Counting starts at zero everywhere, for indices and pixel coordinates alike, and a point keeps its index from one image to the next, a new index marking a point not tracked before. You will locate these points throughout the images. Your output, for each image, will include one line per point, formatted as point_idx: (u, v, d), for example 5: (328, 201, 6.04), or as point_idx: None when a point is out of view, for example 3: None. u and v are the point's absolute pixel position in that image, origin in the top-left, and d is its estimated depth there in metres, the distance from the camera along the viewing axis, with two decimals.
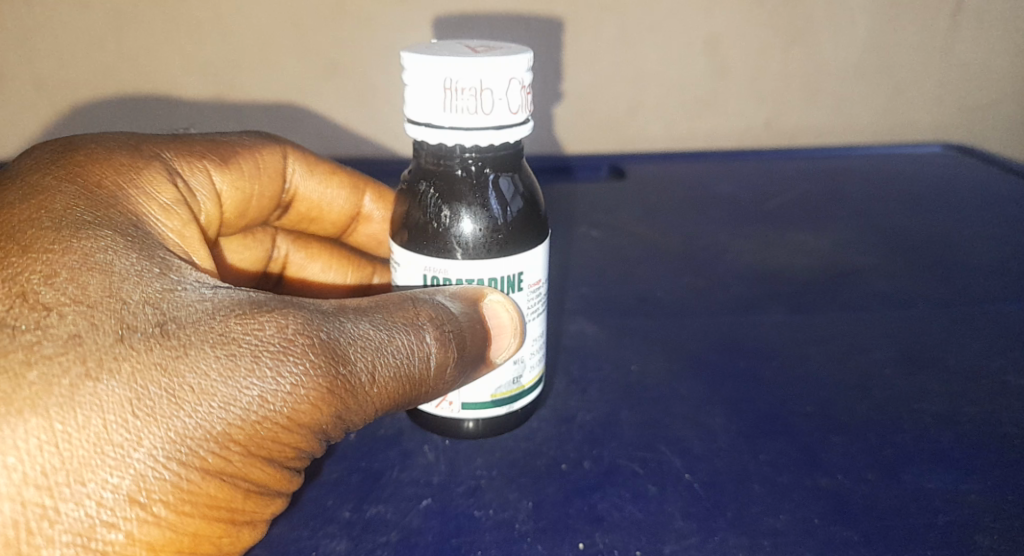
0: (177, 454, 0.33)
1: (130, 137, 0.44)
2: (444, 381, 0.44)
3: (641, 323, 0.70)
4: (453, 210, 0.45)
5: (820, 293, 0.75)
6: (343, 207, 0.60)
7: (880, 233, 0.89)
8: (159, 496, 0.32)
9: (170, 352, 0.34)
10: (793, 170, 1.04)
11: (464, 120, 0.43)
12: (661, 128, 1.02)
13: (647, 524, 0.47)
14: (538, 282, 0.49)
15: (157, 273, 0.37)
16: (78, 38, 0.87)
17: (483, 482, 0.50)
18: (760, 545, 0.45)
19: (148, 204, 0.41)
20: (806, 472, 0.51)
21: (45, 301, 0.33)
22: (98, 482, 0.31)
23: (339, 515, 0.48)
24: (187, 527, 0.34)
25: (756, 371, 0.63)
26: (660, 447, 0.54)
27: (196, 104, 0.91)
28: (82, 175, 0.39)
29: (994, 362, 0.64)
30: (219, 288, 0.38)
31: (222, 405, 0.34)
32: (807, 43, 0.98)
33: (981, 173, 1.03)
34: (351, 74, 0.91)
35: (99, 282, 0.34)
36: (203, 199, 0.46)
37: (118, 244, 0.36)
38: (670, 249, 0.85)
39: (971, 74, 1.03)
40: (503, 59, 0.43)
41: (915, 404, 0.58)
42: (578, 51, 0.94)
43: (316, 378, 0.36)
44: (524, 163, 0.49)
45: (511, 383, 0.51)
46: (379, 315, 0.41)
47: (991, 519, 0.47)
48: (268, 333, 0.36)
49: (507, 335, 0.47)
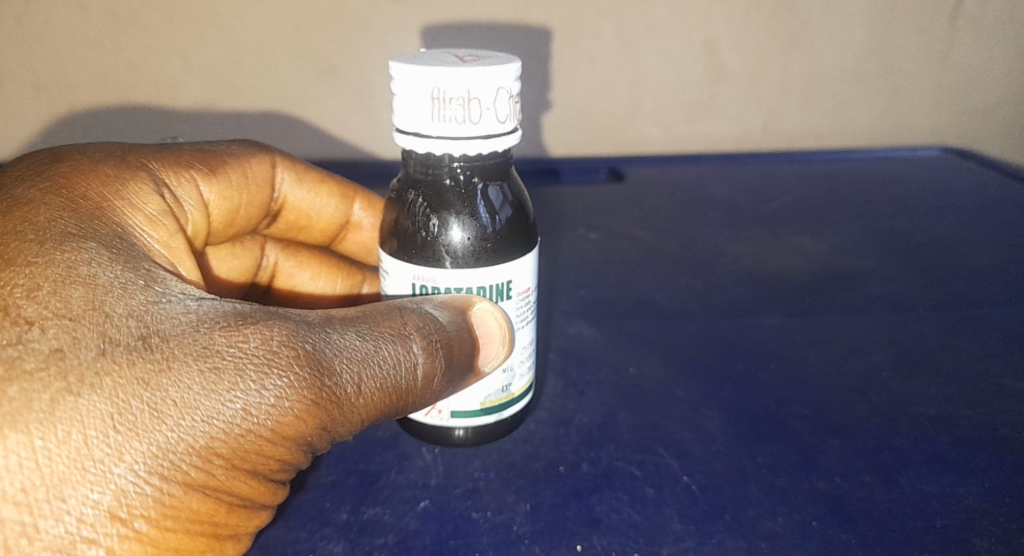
0: (159, 468, 0.33)
1: (117, 147, 0.44)
2: (431, 390, 0.44)
3: (638, 325, 0.70)
4: (442, 219, 0.45)
5: (818, 295, 0.75)
6: (332, 216, 0.60)
7: (879, 235, 0.88)
8: (141, 511, 0.32)
9: (153, 366, 0.34)
10: (791, 174, 1.04)
11: (452, 129, 0.43)
12: (659, 131, 1.02)
13: (645, 526, 0.47)
14: (527, 290, 0.49)
15: (141, 286, 0.36)
16: (75, 38, 0.86)
17: (481, 484, 0.50)
18: (756, 547, 0.45)
19: (134, 215, 0.41)
20: (803, 475, 0.51)
21: (27, 315, 0.33)
22: (79, 498, 0.31)
23: (336, 517, 0.48)
24: (169, 542, 0.33)
25: (754, 373, 0.62)
26: (658, 450, 0.54)
27: (194, 104, 0.91)
28: (67, 187, 0.39)
29: (992, 366, 0.63)
30: (204, 300, 0.38)
31: (205, 418, 0.34)
32: (805, 45, 0.98)
33: (979, 176, 1.03)
34: (348, 76, 0.91)
35: (81, 295, 0.34)
36: (190, 209, 0.46)
37: (102, 257, 0.36)
38: (668, 251, 0.85)
39: (969, 79, 1.03)
40: (491, 68, 0.42)
41: (912, 407, 0.58)
42: (576, 52, 0.94)
43: (302, 390, 0.36)
44: (513, 171, 0.49)
45: (501, 392, 0.51)
46: (366, 325, 0.41)
47: (987, 522, 0.47)
48: (252, 346, 0.36)
49: (495, 343, 0.47)
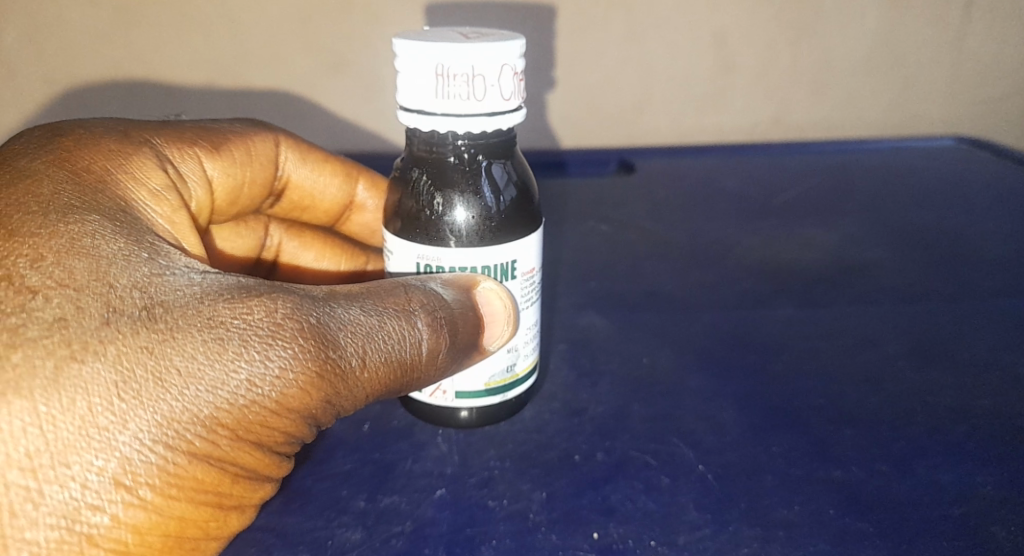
0: (164, 437, 0.33)
1: (121, 123, 0.45)
2: (436, 368, 0.44)
3: (649, 316, 0.70)
4: (446, 198, 0.45)
5: (831, 286, 0.74)
6: (336, 195, 0.60)
7: (891, 226, 0.87)
8: (145, 479, 0.32)
9: (158, 335, 0.34)
10: (801, 165, 1.03)
11: (456, 106, 0.43)
12: (668, 123, 1.02)
13: (661, 515, 0.47)
14: (532, 270, 0.49)
15: (145, 258, 0.37)
16: (89, 37, 0.88)
17: (496, 473, 0.50)
18: (773, 536, 0.45)
19: (138, 190, 0.41)
20: (819, 464, 0.50)
21: (31, 284, 0.33)
22: (83, 464, 0.31)
23: (353, 505, 0.47)
24: (173, 511, 0.34)
25: (768, 364, 0.62)
26: (672, 440, 0.53)
27: (206, 102, 0.92)
28: (70, 160, 0.39)
29: (1008, 355, 0.63)
30: (208, 273, 0.38)
31: (209, 388, 0.34)
32: (814, 37, 0.97)
33: (992, 166, 1.02)
34: (358, 71, 0.92)
35: (85, 265, 0.34)
36: (194, 186, 0.47)
37: (105, 229, 0.37)
38: (678, 243, 0.84)
39: (980, 67, 1.02)
40: (495, 45, 0.42)
41: (928, 396, 0.58)
42: (583, 47, 0.94)
43: (305, 361, 0.36)
44: (517, 150, 0.48)
45: (505, 372, 0.50)
46: (370, 300, 0.41)
47: (1005, 511, 0.46)
48: (256, 318, 0.36)
49: (500, 323, 0.47)
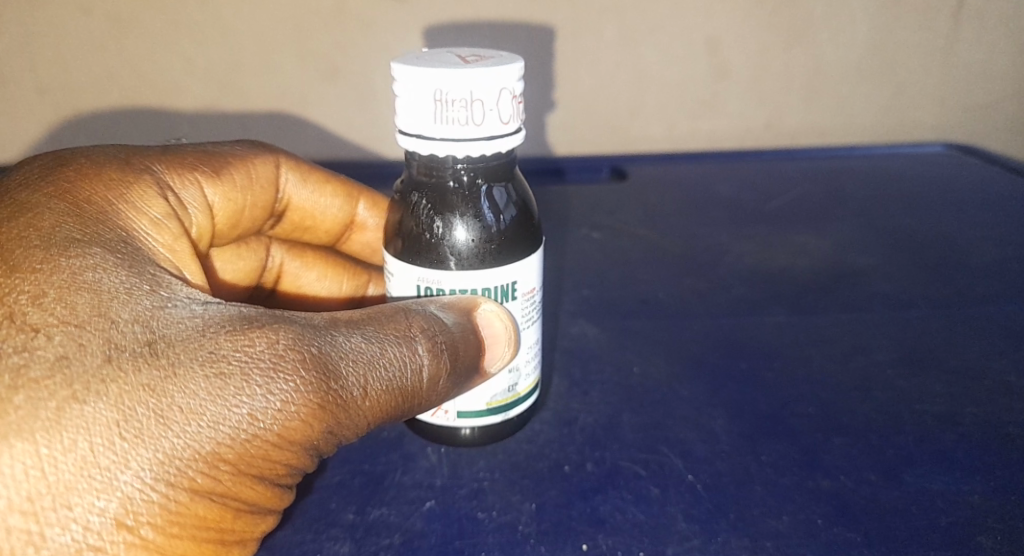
0: (166, 475, 0.33)
1: (120, 150, 0.44)
2: (437, 392, 0.44)
3: (642, 325, 0.70)
4: (445, 221, 0.45)
5: (822, 294, 0.75)
6: (336, 215, 0.60)
7: (881, 233, 0.88)
8: (147, 518, 0.32)
9: (159, 371, 0.33)
10: (794, 171, 1.02)
11: (455, 131, 0.42)
12: (661, 130, 1.01)
13: (650, 526, 0.47)
14: (532, 290, 0.48)
15: (146, 291, 0.36)
16: (78, 44, 0.87)
17: (486, 484, 0.50)
18: (761, 547, 0.45)
19: (139, 219, 0.41)
20: (807, 474, 0.51)
21: (32, 322, 0.33)
22: (84, 506, 0.31)
23: (342, 518, 0.47)
24: (175, 549, 0.33)
25: (759, 372, 0.62)
26: (662, 449, 0.53)
27: (197, 109, 0.91)
28: (71, 191, 0.39)
29: (997, 363, 0.63)
30: (210, 304, 0.38)
31: (211, 424, 0.34)
32: (807, 43, 0.97)
33: (982, 172, 1.02)
34: (350, 77, 0.91)
35: (87, 301, 0.34)
36: (195, 212, 0.47)
37: (107, 262, 0.36)
38: (671, 250, 0.84)
39: (972, 75, 1.02)
40: (494, 69, 0.42)
41: (917, 404, 0.58)
42: (577, 54, 0.94)
43: (307, 394, 0.36)
44: (518, 171, 0.48)
45: (507, 392, 0.50)
46: (370, 327, 0.41)
47: (993, 520, 0.46)
48: (258, 350, 0.36)
49: (501, 344, 0.47)
